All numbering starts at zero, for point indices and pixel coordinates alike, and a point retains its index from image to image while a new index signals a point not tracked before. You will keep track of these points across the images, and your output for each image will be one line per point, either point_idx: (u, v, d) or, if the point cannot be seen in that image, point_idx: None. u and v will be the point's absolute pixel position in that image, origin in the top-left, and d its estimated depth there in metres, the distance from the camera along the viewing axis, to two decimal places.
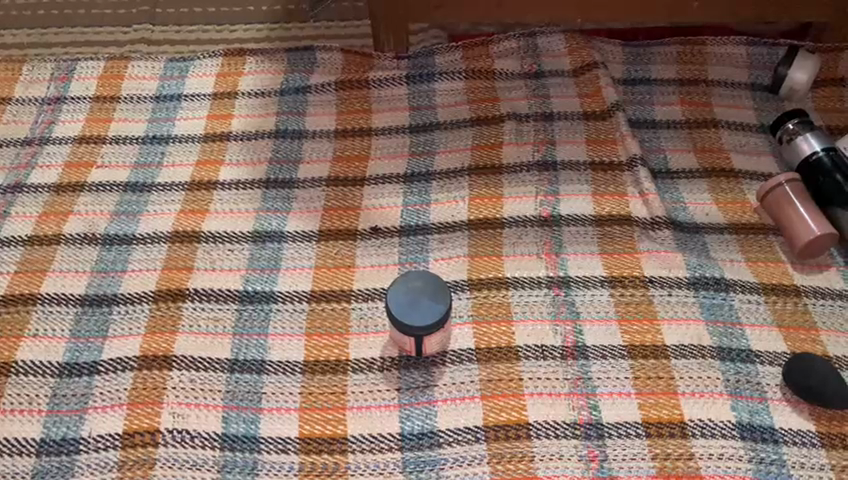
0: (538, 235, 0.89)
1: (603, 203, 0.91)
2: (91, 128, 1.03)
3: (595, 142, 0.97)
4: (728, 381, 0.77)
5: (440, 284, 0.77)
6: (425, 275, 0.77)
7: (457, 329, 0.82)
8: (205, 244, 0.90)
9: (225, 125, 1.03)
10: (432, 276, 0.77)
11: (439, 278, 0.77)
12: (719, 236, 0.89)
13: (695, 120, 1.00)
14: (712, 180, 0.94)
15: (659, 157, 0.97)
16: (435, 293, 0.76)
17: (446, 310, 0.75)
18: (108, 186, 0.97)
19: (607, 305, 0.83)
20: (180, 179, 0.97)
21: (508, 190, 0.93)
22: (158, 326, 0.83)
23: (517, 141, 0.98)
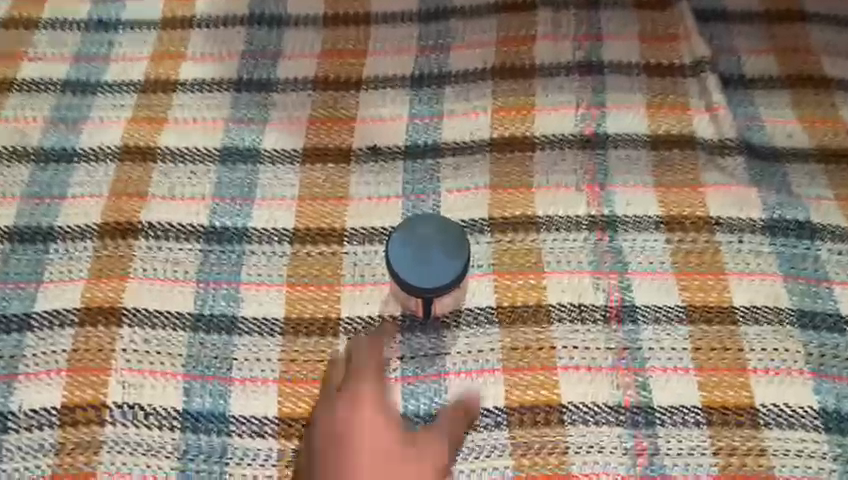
0: (577, 161, 0.71)
1: (660, 120, 0.73)
2: (21, 9, 0.83)
3: (653, 38, 0.78)
4: (811, 356, 0.62)
5: (453, 240, 0.61)
6: (439, 224, 0.62)
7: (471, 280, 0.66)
8: (162, 164, 0.72)
9: (187, 8, 0.82)
10: (447, 227, 0.61)
11: (458, 233, 0.62)
12: (803, 164, 0.71)
13: (777, 11, 0.79)
14: (796, 91, 0.75)
15: (731, 60, 0.77)
16: (443, 249, 0.60)
17: (449, 274, 0.59)
18: (41, 85, 0.78)
19: (662, 254, 0.67)
20: (132, 78, 0.78)
21: (541, 101, 0.74)
22: (104, 270, 0.67)
23: (553, 34, 0.78)
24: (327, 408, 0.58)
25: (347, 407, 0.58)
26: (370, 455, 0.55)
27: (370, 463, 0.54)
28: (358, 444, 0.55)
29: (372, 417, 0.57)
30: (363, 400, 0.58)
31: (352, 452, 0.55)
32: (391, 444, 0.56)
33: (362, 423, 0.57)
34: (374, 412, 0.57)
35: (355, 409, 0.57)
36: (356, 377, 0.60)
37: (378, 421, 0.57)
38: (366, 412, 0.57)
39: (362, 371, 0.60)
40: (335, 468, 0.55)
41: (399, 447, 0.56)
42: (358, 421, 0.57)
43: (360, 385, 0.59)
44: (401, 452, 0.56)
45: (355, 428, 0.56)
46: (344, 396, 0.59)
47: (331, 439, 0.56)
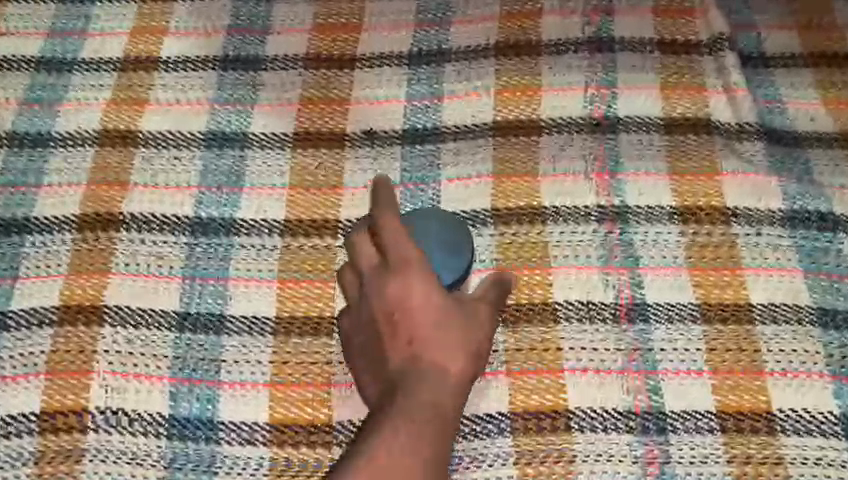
0: (586, 146, 0.67)
1: (674, 102, 0.68)
2: None
3: (668, 12, 0.73)
4: (832, 358, 0.59)
5: (458, 244, 0.60)
6: (448, 226, 0.61)
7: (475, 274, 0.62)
8: (144, 149, 0.68)
9: None
10: (456, 231, 0.61)
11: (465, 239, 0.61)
12: (826, 149, 0.67)
13: None
14: (820, 70, 0.70)
15: (750, 36, 0.72)
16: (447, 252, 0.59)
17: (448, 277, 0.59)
18: (14, 63, 0.73)
19: (675, 248, 0.63)
20: (110, 55, 0.73)
21: (548, 80, 0.70)
22: (84, 265, 0.63)
23: (561, 8, 0.73)
24: (376, 286, 0.57)
25: (397, 281, 0.56)
26: (433, 325, 0.55)
27: (435, 332, 0.54)
28: (418, 317, 0.55)
29: (426, 287, 0.56)
30: (411, 269, 0.56)
31: (414, 323, 0.54)
32: (450, 308, 0.56)
33: (419, 295, 0.55)
34: (427, 281, 0.56)
35: (407, 283, 0.56)
36: (396, 250, 0.57)
37: (433, 288, 0.56)
38: (417, 282, 0.56)
39: (402, 242, 0.57)
40: (403, 346, 0.54)
41: (457, 311, 0.56)
42: (413, 292, 0.55)
43: (402, 256, 0.57)
44: (460, 317, 0.56)
45: (412, 301, 0.55)
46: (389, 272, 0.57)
47: (388, 315, 0.56)
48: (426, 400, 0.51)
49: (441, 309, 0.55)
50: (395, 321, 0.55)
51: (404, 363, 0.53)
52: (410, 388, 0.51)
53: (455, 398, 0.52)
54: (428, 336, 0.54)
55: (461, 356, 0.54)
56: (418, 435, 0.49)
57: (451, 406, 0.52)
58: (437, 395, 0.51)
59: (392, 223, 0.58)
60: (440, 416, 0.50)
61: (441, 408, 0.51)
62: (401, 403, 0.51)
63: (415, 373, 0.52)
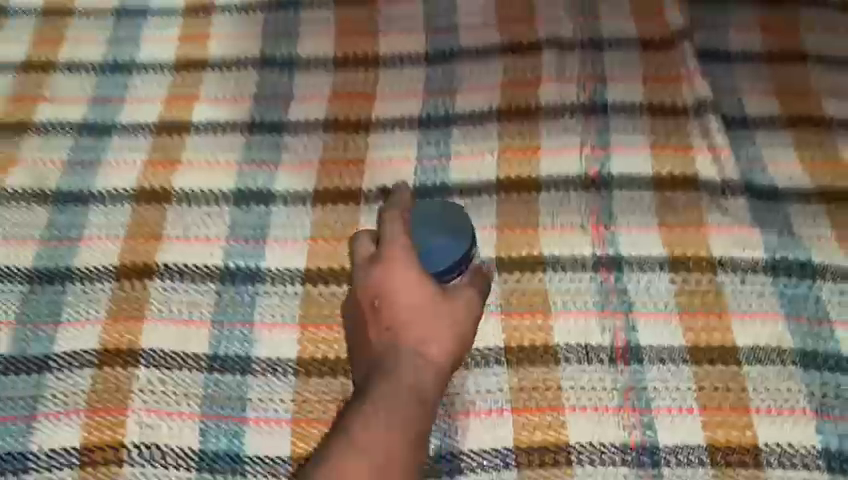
0: (581, 202, 0.73)
1: (663, 161, 0.74)
2: (39, 51, 0.85)
3: (656, 79, 0.79)
4: (813, 396, 0.63)
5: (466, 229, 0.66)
6: (456, 214, 0.67)
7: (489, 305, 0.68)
8: (177, 205, 0.74)
9: (200, 51, 0.84)
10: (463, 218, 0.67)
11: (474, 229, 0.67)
12: (804, 204, 0.72)
13: (778, 51, 0.81)
14: (797, 132, 0.76)
15: (733, 100, 0.79)
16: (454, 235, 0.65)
17: (454, 258, 0.64)
18: (58, 127, 0.80)
19: (666, 295, 0.68)
20: (146, 120, 0.80)
21: (547, 142, 0.76)
22: (121, 311, 0.69)
23: (558, 77, 0.80)
24: (366, 276, 0.64)
25: (382, 271, 0.63)
26: (413, 312, 0.61)
27: (414, 318, 0.61)
28: (400, 304, 0.61)
29: (408, 276, 0.62)
30: (400, 264, 0.63)
31: (396, 310, 0.61)
32: (435, 299, 0.62)
33: (402, 282, 0.62)
34: (411, 271, 0.62)
35: (391, 273, 0.62)
36: (388, 244, 0.64)
37: (421, 281, 0.62)
38: (405, 276, 0.62)
39: (396, 239, 0.64)
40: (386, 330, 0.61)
41: (443, 302, 0.62)
42: (402, 285, 0.62)
43: (393, 251, 0.63)
44: (445, 308, 0.62)
45: (400, 293, 0.62)
46: (377, 263, 0.64)
47: (373, 303, 0.62)
48: (408, 384, 0.58)
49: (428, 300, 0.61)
50: (381, 310, 0.62)
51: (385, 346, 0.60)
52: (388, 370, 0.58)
53: (434, 385, 0.59)
54: (407, 322, 0.61)
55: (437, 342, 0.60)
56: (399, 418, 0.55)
57: (432, 390, 0.59)
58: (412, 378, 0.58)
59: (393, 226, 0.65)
60: (417, 403, 0.57)
61: (415, 390, 0.58)
62: (379, 383, 0.57)
63: (392, 358, 0.59)
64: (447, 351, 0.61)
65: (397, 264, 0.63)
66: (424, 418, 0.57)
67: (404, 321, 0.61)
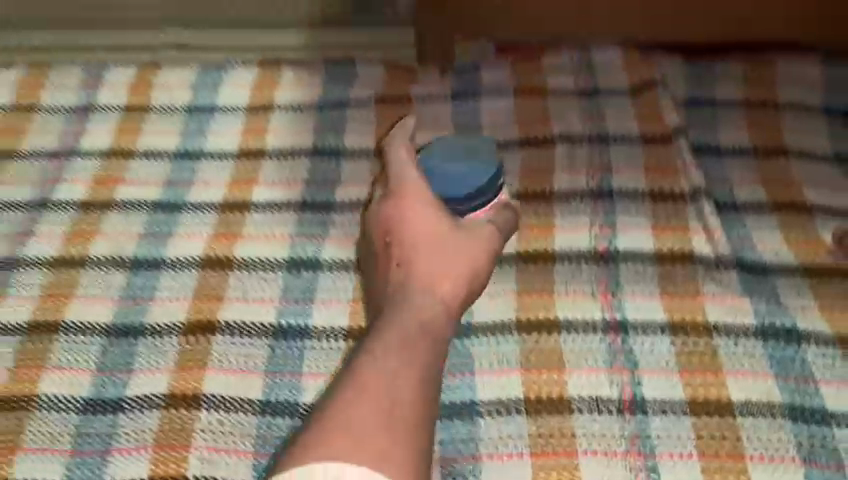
0: (591, 273, 0.83)
1: (663, 239, 0.84)
2: (121, 141, 0.98)
3: (657, 170, 0.90)
4: (801, 445, 0.71)
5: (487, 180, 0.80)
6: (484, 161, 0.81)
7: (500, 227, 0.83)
8: (237, 271, 0.85)
9: (259, 142, 0.97)
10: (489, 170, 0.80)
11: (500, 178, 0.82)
12: (789, 278, 0.82)
13: (764, 146, 0.92)
14: (782, 216, 0.86)
15: (724, 188, 0.89)
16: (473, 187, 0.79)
17: (467, 205, 0.79)
18: (136, 204, 0.92)
19: (667, 355, 0.77)
20: (212, 200, 0.92)
21: (561, 222, 0.87)
22: (187, 361, 0.79)
23: (569, 168, 0.91)
24: (382, 212, 0.78)
25: (394, 208, 0.77)
26: (418, 240, 0.74)
27: (419, 245, 0.74)
28: (408, 233, 0.75)
29: (415, 206, 0.76)
30: (410, 202, 0.77)
31: (405, 238, 0.75)
32: (441, 228, 0.75)
33: (408, 214, 0.76)
34: (417, 203, 0.77)
35: (400, 207, 0.77)
36: (398, 186, 0.79)
37: (428, 216, 0.76)
38: (412, 207, 0.76)
39: (404, 177, 0.79)
40: (398, 256, 0.74)
41: (448, 230, 0.75)
42: (409, 223, 0.75)
43: (404, 192, 0.78)
44: (450, 235, 0.75)
45: (408, 228, 0.75)
46: (390, 201, 0.78)
47: (387, 237, 0.76)
48: (421, 304, 0.70)
49: (433, 234, 0.74)
50: (394, 242, 0.75)
51: (397, 269, 0.73)
52: (400, 292, 0.71)
53: (446, 308, 0.71)
54: (414, 249, 0.74)
55: (439, 264, 0.73)
56: (417, 332, 0.67)
57: (444, 311, 0.70)
58: (418, 293, 0.70)
59: (402, 175, 0.79)
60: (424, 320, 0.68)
61: (420, 302, 0.70)
62: (392, 303, 0.70)
63: (402, 281, 0.72)
64: (453, 276, 0.73)
65: (405, 201, 0.77)
66: (438, 337, 0.68)
67: (414, 253, 0.73)
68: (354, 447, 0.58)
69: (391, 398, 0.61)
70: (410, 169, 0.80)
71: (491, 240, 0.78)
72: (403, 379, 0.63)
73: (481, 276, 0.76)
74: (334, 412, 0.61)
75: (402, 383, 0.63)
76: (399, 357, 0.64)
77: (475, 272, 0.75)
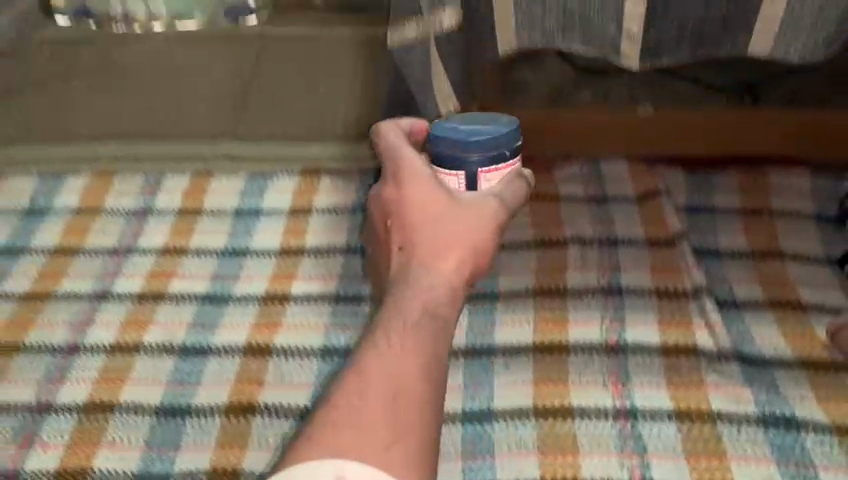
0: (602, 364, 0.89)
1: (669, 333, 0.91)
2: (175, 241, 1.10)
3: (661, 270, 0.98)
4: None
5: (508, 133, 0.83)
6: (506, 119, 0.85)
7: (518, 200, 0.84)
8: (276, 357, 0.93)
9: (299, 241, 1.09)
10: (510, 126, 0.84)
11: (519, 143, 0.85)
12: (787, 370, 0.88)
13: (760, 249, 1.01)
14: (779, 313, 0.93)
15: (724, 287, 0.97)
16: (494, 134, 0.82)
17: (484, 156, 0.82)
18: (186, 297, 1.01)
19: (674, 440, 0.82)
20: (255, 293, 1.02)
21: (574, 316, 0.94)
22: (228, 440, 0.85)
23: (581, 267, 1.00)
24: (383, 197, 0.79)
25: (393, 192, 0.78)
26: (420, 222, 0.74)
27: (420, 226, 0.74)
28: (408, 214, 0.75)
29: (412, 190, 0.76)
30: (408, 183, 0.77)
31: (406, 222, 0.75)
32: (440, 207, 0.75)
33: (408, 195, 0.76)
34: (415, 183, 0.76)
35: (399, 192, 0.77)
36: (395, 169, 0.79)
37: (427, 196, 0.75)
38: (411, 188, 0.76)
39: (402, 161, 0.79)
40: (401, 240, 0.74)
41: (448, 208, 0.75)
42: (409, 204, 0.76)
43: (402, 174, 0.78)
44: (449, 215, 0.74)
45: (410, 210, 0.75)
46: (389, 186, 0.78)
47: (390, 221, 0.77)
48: (426, 283, 0.69)
49: (434, 213, 0.74)
50: (396, 225, 0.76)
51: (401, 253, 0.73)
52: (405, 275, 0.71)
53: (451, 287, 0.70)
54: (416, 235, 0.73)
55: (442, 248, 0.72)
56: (419, 312, 0.66)
57: (448, 289, 0.70)
58: (424, 284, 0.69)
59: (398, 156, 0.80)
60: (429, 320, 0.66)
61: (426, 293, 0.68)
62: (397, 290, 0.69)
63: (407, 268, 0.71)
64: (457, 256, 0.72)
65: (403, 183, 0.77)
66: (443, 315, 0.67)
67: (416, 236, 0.73)
68: (357, 441, 0.57)
69: (393, 391, 0.60)
70: (406, 152, 0.80)
71: (494, 211, 0.76)
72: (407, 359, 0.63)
73: (485, 252, 0.74)
74: (341, 405, 0.60)
75: (407, 372, 0.62)
76: (402, 336, 0.64)
77: (475, 251, 0.73)
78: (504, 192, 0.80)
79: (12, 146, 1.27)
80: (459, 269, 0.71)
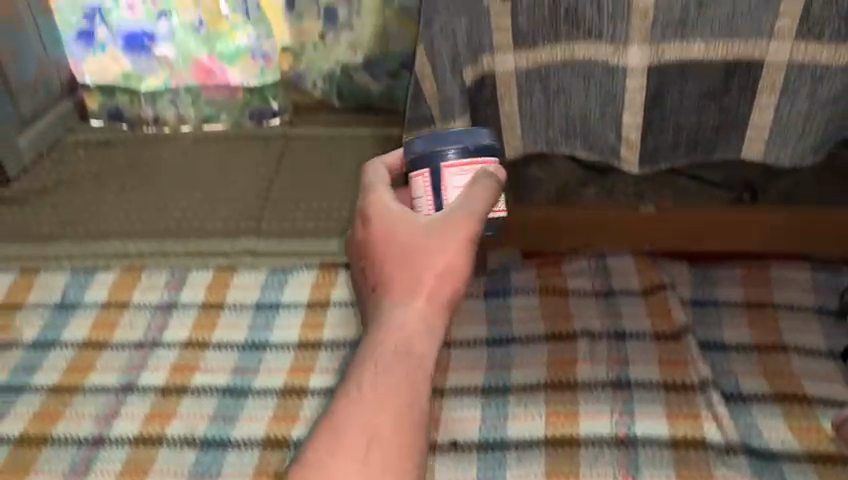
0: (613, 457, 0.91)
1: (677, 426, 0.93)
2: (198, 334, 1.14)
3: (668, 362, 1.01)
4: None
5: (469, 133, 0.80)
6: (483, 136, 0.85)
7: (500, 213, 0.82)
8: (294, 451, 0.96)
9: (317, 333, 1.13)
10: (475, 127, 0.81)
11: (492, 146, 0.81)
12: (795, 464, 0.89)
13: (764, 342, 1.04)
14: (784, 406, 0.96)
15: (730, 379, 1.00)
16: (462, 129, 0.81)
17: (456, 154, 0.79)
18: (208, 390, 1.05)
19: None
20: (274, 386, 1.05)
21: (584, 408, 0.97)
22: None
23: (590, 359, 1.03)
24: (356, 235, 0.76)
25: (364, 228, 0.75)
26: (389, 258, 0.72)
27: (390, 263, 0.71)
28: (379, 253, 0.73)
29: (381, 226, 0.74)
30: (378, 221, 0.74)
31: (377, 258, 0.73)
32: (408, 238, 0.72)
33: (376, 233, 0.74)
34: (383, 222, 0.74)
35: (368, 230, 0.74)
36: (366, 208, 0.76)
37: (396, 229, 0.73)
38: (380, 225, 0.74)
39: (373, 201, 0.76)
40: (374, 277, 0.73)
41: (417, 239, 0.72)
42: (379, 240, 0.73)
43: (371, 213, 0.75)
44: (417, 246, 0.71)
45: (381, 246, 0.73)
46: (362, 223, 0.76)
47: (363, 259, 0.75)
48: (397, 320, 0.68)
49: (405, 247, 0.71)
50: (369, 263, 0.74)
51: (375, 292, 0.72)
52: (377, 313, 0.70)
53: (423, 320, 0.68)
54: (386, 273, 0.71)
55: (411, 283, 0.70)
56: (391, 357, 0.66)
57: (421, 323, 0.68)
58: (394, 321, 0.68)
59: (369, 196, 0.78)
60: (401, 361, 0.66)
61: (397, 331, 0.68)
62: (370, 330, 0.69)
63: (379, 305, 0.70)
64: (428, 287, 0.69)
65: (373, 220, 0.75)
66: (416, 354, 0.67)
67: (386, 274, 0.71)
68: None
69: (367, 442, 0.62)
70: (379, 190, 0.78)
71: (466, 231, 0.72)
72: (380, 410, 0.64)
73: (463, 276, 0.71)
74: (313, 460, 0.61)
75: (380, 420, 0.63)
76: (375, 381, 0.65)
77: (450, 278, 0.70)
78: (480, 200, 0.75)
79: (48, 242, 1.34)
80: (434, 299, 0.69)
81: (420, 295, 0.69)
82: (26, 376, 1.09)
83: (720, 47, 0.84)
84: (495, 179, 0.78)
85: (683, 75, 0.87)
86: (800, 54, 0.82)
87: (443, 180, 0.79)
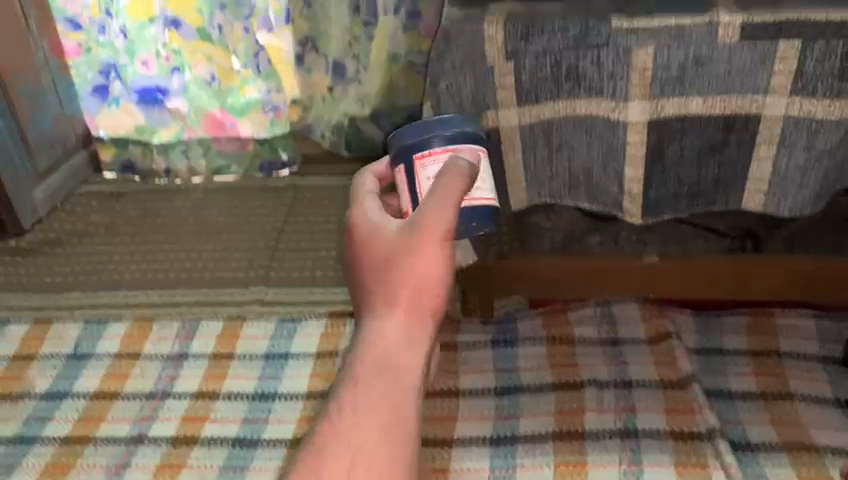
0: None
1: (685, 474, 0.93)
2: (208, 384, 1.15)
3: (675, 410, 1.02)
4: None
5: (446, 122, 0.76)
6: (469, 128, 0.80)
7: (486, 198, 0.75)
8: None
9: (326, 383, 1.14)
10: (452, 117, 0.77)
11: (472, 132, 0.76)
12: None
13: (770, 390, 1.04)
14: (792, 454, 0.95)
15: (737, 428, 1.00)
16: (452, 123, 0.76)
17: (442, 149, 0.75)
18: (218, 440, 1.06)
19: None
20: (284, 436, 1.06)
21: (592, 457, 0.97)
22: None
23: (598, 407, 1.04)
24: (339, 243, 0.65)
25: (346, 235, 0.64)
26: (367, 267, 0.60)
27: (368, 272, 0.60)
28: (357, 261, 0.61)
29: (360, 231, 0.62)
30: (358, 226, 0.63)
31: (356, 267, 0.61)
32: (389, 242, 0.60)
33: (355, 240, 0.62)
34: (363, 227, 0.62)
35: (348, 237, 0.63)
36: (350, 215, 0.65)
37: (375, 233, 0.61)
38: (359, 231, 0.62)
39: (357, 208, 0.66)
40: (354, 290, 0.61)
41: (396, 241, 0.59)
42: (359, 246, 0.61)
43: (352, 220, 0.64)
44: (397, 250, 0.59)
45: (360, 254, 0.61)
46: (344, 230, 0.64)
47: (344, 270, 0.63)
48: (376, 341, 0.57)
49: (381, 253, 0.59)
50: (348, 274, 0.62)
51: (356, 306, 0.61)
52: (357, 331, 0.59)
53: (406, 338, 0.57)
54: (365, 284, 0.60)
55: (389, 294, 0.58)
56: (369, 392, 0.56)
57: (403, 343, 0.57)
58: (373, 341, 0.57)
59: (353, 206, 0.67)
60: (382, 389, 0.56)
61: (376, 353, 0.57)
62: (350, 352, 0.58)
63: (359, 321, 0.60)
64: (409, 299, 0.57)
65: (353, 226, 0.63)
66: (400, 379, 0.57)
67: (365, 285, 0.59)
68: None
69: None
70: (357, 200, 0.67)
71: (439, 229, 0.59)
72: (362, 452, 0.55)
73: (446, 281, 0.58)
74: None
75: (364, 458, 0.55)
76: (356, 414, 0.56)
77: (428, 291, 0.58)
78: (445, 200, 0.61)
79: (61, 292, 1.37)
80: (417, 312, 0.57)
81: (400, 309, 0.57)
82: (38, 426, 1.10)
83: (718, 103, 0.87)
84: (466, 166, 0.65)
85: (682, 130, 0.89)
86: (796, 109, 0.85)
87: (416, 173, 0.74)
